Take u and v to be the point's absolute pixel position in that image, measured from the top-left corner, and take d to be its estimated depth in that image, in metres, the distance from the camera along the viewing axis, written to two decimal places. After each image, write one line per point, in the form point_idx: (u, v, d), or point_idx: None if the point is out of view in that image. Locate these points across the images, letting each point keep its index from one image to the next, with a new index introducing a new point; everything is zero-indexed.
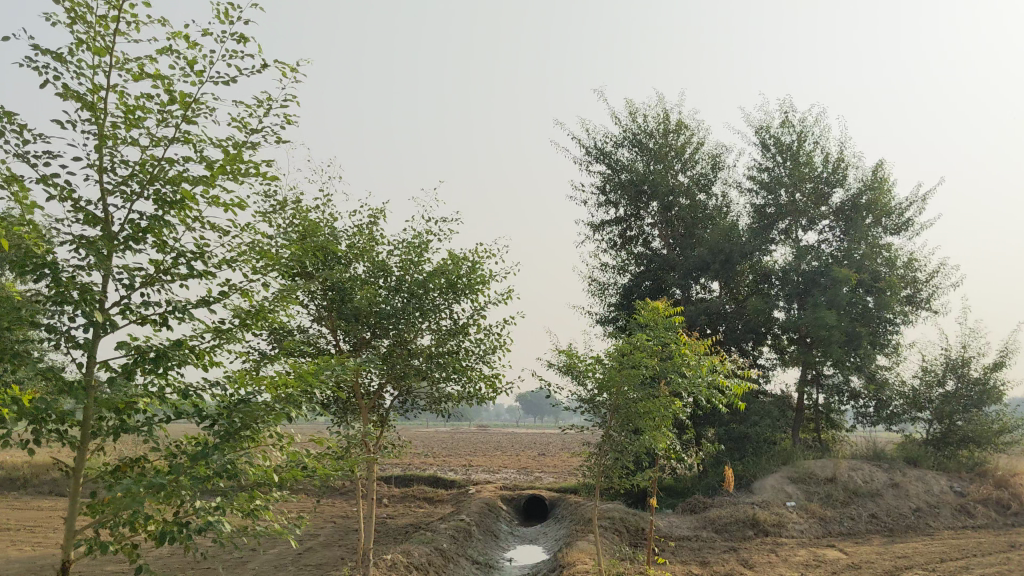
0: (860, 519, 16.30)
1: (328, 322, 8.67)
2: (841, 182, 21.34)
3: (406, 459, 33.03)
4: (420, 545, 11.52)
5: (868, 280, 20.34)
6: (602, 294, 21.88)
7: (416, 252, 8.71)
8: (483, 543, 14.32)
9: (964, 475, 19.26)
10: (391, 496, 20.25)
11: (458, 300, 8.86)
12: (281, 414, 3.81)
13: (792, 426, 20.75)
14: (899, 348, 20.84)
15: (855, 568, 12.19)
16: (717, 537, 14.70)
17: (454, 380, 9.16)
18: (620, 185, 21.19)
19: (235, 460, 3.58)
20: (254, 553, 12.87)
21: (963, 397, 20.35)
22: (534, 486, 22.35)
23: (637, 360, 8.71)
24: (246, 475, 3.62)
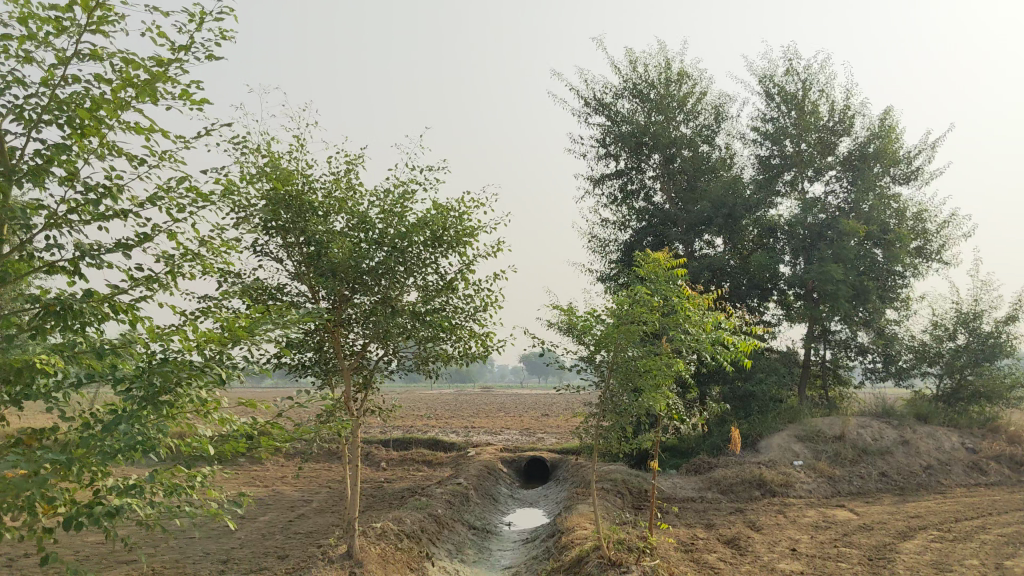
0: (869, 478, 15.86)
1: (306, 279, 8.13)
2: (848, 131, 20.66)
3: (407, 422, 32.64)
4: (412, 511, 11.06)
5: (876, 233, 19.74)
6: (603, 251, 21.30)
7: (398, 203, 8.16)
8: (481, 507, 13.88)
9: (975, 431, 18.79)
10: (389, 459, 19.81)
11: (445, 254, 8.32)
12: (206, 375, 3.35)
13: (798, 383, 20.28)
14: (908, 301, 20.29)
15: (867, 528, 11.74)
16: (723, 498, 14.25)
17: (443, 339, 8.63)
18: (620, 138, 20.53)
19: (151, 431, 3.11)
20: (243, 521, 12.43)
21: (974, 351, 19.83)
22: (536, 446, 21.93)
23: (637, 316, 8.16)
24: (164, 446, 3.16)
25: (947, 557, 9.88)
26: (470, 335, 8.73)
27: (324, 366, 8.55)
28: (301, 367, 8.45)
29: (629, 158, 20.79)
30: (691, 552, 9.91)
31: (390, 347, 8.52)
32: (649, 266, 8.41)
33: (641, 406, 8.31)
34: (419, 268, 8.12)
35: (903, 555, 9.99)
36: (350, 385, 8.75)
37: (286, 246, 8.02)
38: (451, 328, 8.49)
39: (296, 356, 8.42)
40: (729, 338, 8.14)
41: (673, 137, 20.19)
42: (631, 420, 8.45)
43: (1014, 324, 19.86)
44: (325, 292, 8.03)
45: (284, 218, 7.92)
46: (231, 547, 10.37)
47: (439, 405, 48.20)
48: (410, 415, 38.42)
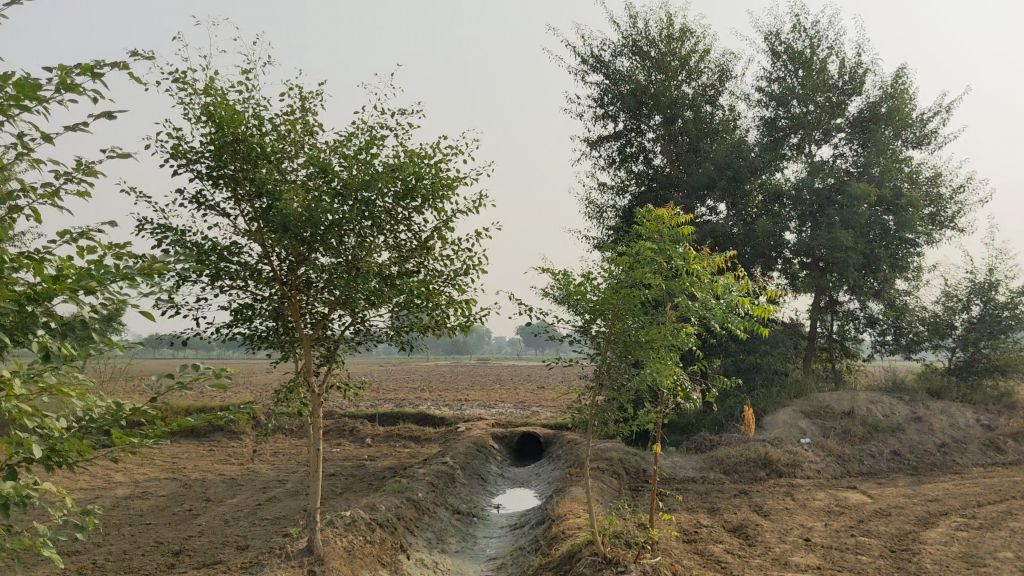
0: (881, 457, 14.94)
1: (258, 237, 7.17)
2: (858, 90, 19.54)
3: (399, 397, 31.64)
4: (388, 496, 10.12)
5: (889, 198, 18.70)
6: (601, 217, 20.31)
7: (365, 148, 7.15)
8: (468, 488, 12.97)
9: (990, 407, 17.86)
10: (374, 436, 18.89)
11: (419, 209, 7.31)
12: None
13: (804, 356, 19.35)
14: (920, 271, 19.29)
15: (884, 514, 10.80)
16: (726, 478, 13.34)
17: (417, 308, 7.64)
18: (620, 98, 19.44)
19: None
20: (208, 506, 11.51)
21: (989, 323, 18.86)
22: (530, 421, 21.05)
23: (636, 278, 7.19)
24: None
25: (976, 549, 8.94)
26: (451, 304, 7.69)
27: (281, 335, 7.64)
28: (258, 338, 7.54)
29: (629, 119, 19.72)
30: (694, 543, 8.97)
31: (357, 314, 7.54)
32: (652, 222, 7.39)
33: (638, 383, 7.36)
34: (391, 224, 7.14)
35: (928, 546, 9.03)
36: (312, 357, 7.81)
37: (235, 199, 7.09)
38: (430, 295, 7.49)
39: (253, 325, 7.51)
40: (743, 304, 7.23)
41: (674, 97, 19.17)
42: (629, 401, 7.50)
43: None
44: (280, 251, 7.09)
45: (232, 168, 6.97)
46: (188, 536, 9.44)
47: (433, 377, 47.40)
48: (403, 387, 37.60)
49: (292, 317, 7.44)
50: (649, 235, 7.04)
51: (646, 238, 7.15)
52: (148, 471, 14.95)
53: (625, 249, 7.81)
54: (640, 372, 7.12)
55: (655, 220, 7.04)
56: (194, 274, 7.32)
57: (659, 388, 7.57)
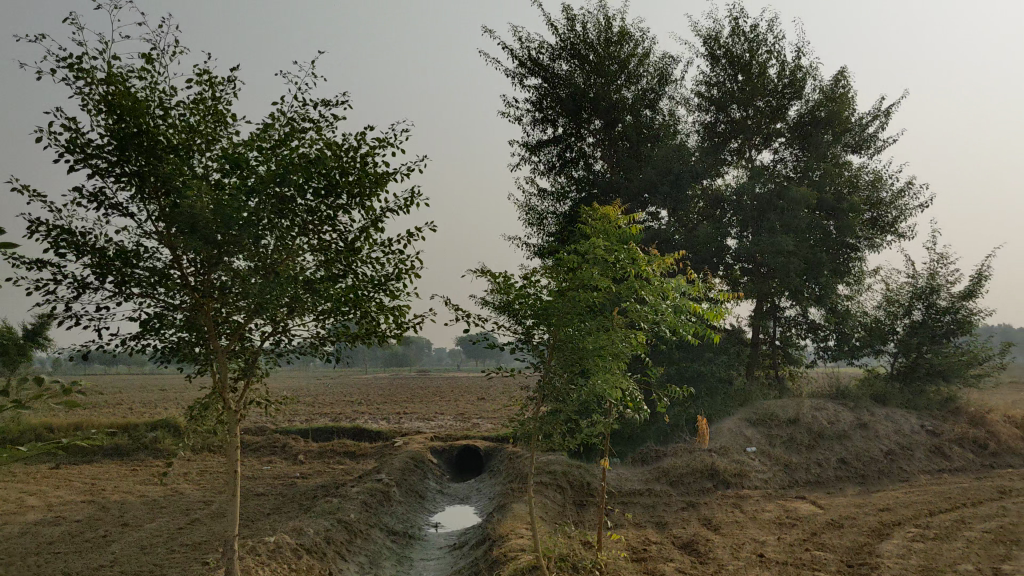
0: (828, 465, 14.66)
1: (166, 239, 6.51)
2: (799, 94, 19.31)
3: (335, 412, 30.75)
4: (318, 519, 9.46)
5: (830, 203, 18.52)
6: (541, 224, 19.82)
7: (285, 140, 6.54)
8: (404, 506, 12.32)
9: (935, 413, 17.75)
10: (307, 452, 18.14)
11: (344, 207, 6.72)
12: None
13: (747, 363, 19.09)
14: (862, 276, 19.13)
15: (837, 525, 10.44)
16: (673, 490, 12.89)
17: (345, 315, 7.04)
18: (558, 101, 18.97)
19: None
20: (124, 532, 10.72)
21: (931, 328, 18.76)
22: (470, 433, 20.47)
23: (582, 280, 6.69)
24: None
25: (935, 561, 8.62)
26: (381, 311, 7.09)
27: (194, 347, 7.00)
28: (169, 349, 6.90)
29: (568, 123, 19.26)
30: (644, 562, 8.48)
31: (278, 322, 6.92)
32: (598, 221, 6.89)
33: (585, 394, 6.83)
34: (315, 224, 6.53)
35: (886, 559, 8.67)
36: (228, 371, 7.15)
37: (141, 195, 6.43)
38: (359, 301, 6.88)
39: (163, 335, 6.87)
40: (696, 309, 6.77)
41: (615, 101, 18.66)
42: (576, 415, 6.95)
43: (973, 299, 18.77)
44: (190, 254, 6.45)
45: (136, 163, 6.32)
46: (97, 566, 8.70)
47: (370, 390, 46.51)
48: (341, 401, 36.73)
49: (204, 328, 6.80)
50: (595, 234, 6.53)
51: (593, 238, 6.64)
52: (63, 494, 14.04)
53: (568, 250, 7.29)
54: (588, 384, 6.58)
55: (602, 217, 6.52)
56: (97, 281, 6.65)
57: (607, 398, 7.05)
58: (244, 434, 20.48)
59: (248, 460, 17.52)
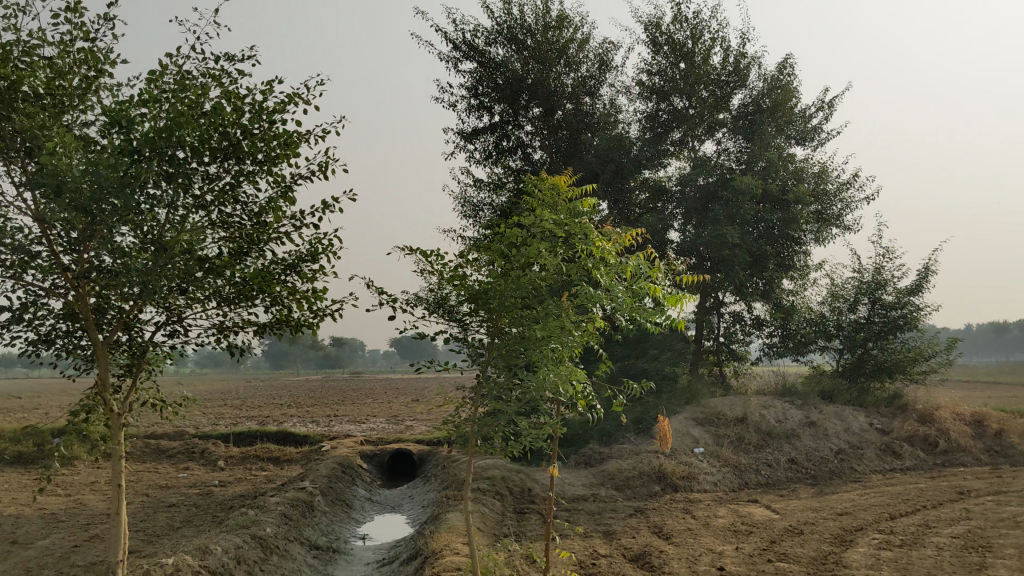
0: (778, 466, 13.99)
1: (35, 212, 5.44)
2: (743, 81, 18.72)
3: (263, 415, 29.49)
4: (229, 534, 8.43)
5: (776, 194, 17.89)
6: (476, 216, 18.91)
7: (178, 93, 5.53)
8: (328, 517, 11.30)
9: (882, 411, 17.30)
10: (228, 458, 16.98)
11: (249, 172, 5.72)
12: None
13: (691, 361, 18.41)
14: (807, 270, 18.61)
15: (796, 532, 9.73)
16: (619, 495, 12.07)
17: (252, 301, 6.03)
18: (495, 87, 18.07)
19: None
20: (9, 552, 9.53)
21: (878, 325, 18.22)
22: (403, 436, 19.48)
23: (529, 258, 5.81)
24: None
25: (909, 572, 7.92)
26: (295, 297, 6.11)
27: (73, 339, 5.93)
28: (42, 342, 5.82)
29: (505, 109, 18.37)
30: None
31: (171, 311, 5.91)
32: (544, 191, 6.02)
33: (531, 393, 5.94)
34: (217, 192, 5.54)
35: (856, 571, 7.95)
36: (115, 368, 6.09)
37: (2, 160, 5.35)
38: (270, 285, 5.90)
39: (34, 326, 5.80)
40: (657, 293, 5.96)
41: (554, 88, 17.81)
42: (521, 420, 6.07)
43: (919, 294, 18.34)
44: (61, 229, 5.39)
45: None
46: None
47: (301, 391, 45.19)
48: (268, 404, 35.33)
49: (82, 320, 5.74)
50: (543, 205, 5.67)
51: (541, 211, 5.78)
52: None
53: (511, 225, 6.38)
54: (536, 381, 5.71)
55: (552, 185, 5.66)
56: None
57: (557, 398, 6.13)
58: (159, 438, 19.19)
59: (163, 466, 16.28)
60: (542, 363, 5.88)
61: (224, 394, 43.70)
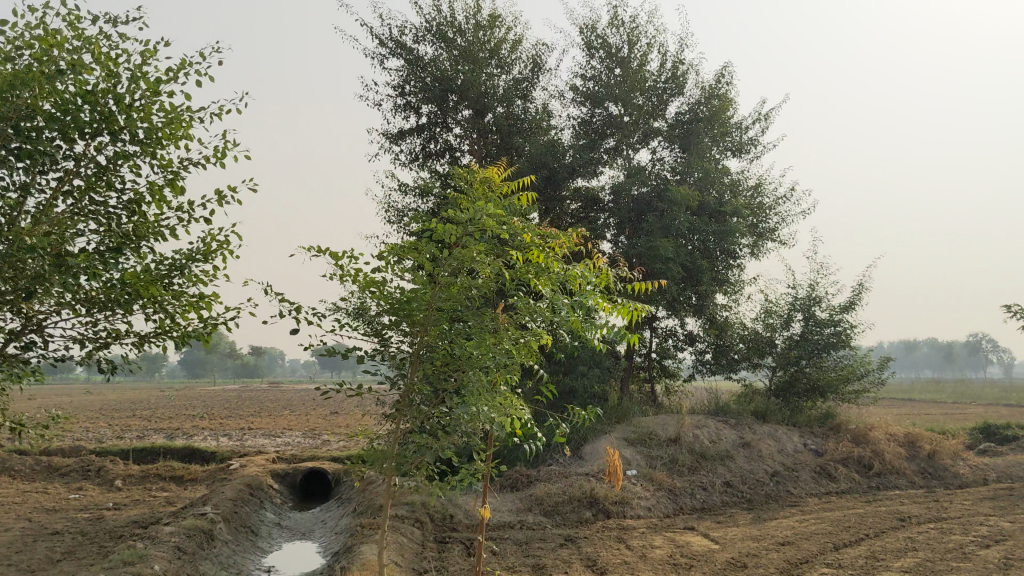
0: (712, 489, 13.37)
1: None
2: (679, 90, 18.20)
3: (171, 427, 27.94)
4: (108, 574, 7.37)
5: (712, 206, 17.38)
6: (401, 221, 17.99)
7: (45, 59, 4.56)
8: (230, 547, 10.26)
9: (816, 431, 16.86)
10: (126, 477, 15.72)
11: (130, 160, 4.80)
12: None
13: (622, 378, 17.73)
14: (740, 285, 18.12)
15: (739, 567, 9.06)
16: (548, 521, 11.28)
17: (131, 309, 5.15)
18: (422, 87, 17.23)
19: None
20: None
21: (812, 342, 17.79)
22: (317, 453, 18.39)
23: (462, 263, 5.02)
24: None
25: None
26: (182, 304, 5.23)
27: None
28: None
29: (433, 111, 17.55)
30: None
31: (29, 317, 4.95)
32: (478, 186, 5.31)
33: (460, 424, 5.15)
34: (88, 175, 4.62)
35: None
36: None
37: None
38: (153, 290, 5.02)
39: None
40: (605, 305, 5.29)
41: (485, 90, 17.05)
42: (449, 454, 5.28)
43: (853, 311, 18.01)
44: None
45: None
46: None
47: (215, 403, 43.52)
48: (178, 416, 33.76)
49: None
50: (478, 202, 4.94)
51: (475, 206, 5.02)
52: None
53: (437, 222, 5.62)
54: (466, 410, 4.94)
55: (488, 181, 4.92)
56: None
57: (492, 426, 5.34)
58: (52, 454, 17.76)
59: (53, 485, 14.96)
60: (474, 390, 5.11)
61: (133, 405, 41.75)
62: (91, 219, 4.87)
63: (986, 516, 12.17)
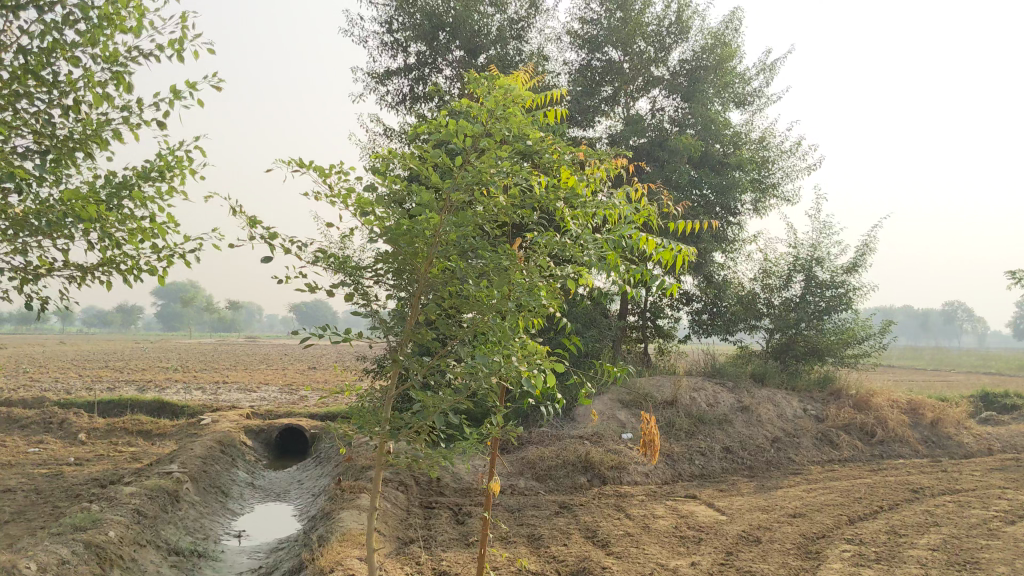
0: (712, 455, 12.65)
1: None
2: (682, 37, 17.27)
3: (142, 379, 27.03)
4: (55, 542, 6.55)
5: (714, 157, 16.57)
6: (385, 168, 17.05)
7: None
8: (197, 509, 9.46)
9: (815, 397, 16.18)
10: (90, 431, 14.84)
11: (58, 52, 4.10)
12: None
13: (614, 338, 16.95)
14: (740, 243, 17.32)
15: (752, 541, 8.34)
16: (541, 487, 10.53)
17: (73, 230, 4.49)
18: (411, 24, 16.25)
19: None
20: None
21: (813, 303, 17.06)
22: (293, 410, 17.54)
23: (482, 179, 3.97)
24: None
25: None
26: (129, 230, 4.54)
27: None
28: None
29: (423, 51, 16.60)
30: None
31: None
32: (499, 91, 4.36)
33: (475, 383, 4.18)
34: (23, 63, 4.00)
35: None
36: None
37: None
38: (100, 210, 4.36)
39: None
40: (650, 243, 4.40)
41: (477, 28, 16.08)
42: (460, 418, 4.24)
43: (856, 272, 17.29)
44: None
45: None
46: None
47: (189, 356, 42.57)
48: (151, 368, 32.84)
49: None
50: (510, 102, 3.93)
51: (505, 104, 3.98)
52: None
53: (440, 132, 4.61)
54: (486, 362, 3.96)
55: (515, 76, 3.99)
56: None
57: (509, 385, 4.39)
58: (11, 405, 16.83)
59: (11, 438, 14.07)
60: (493, 338, 4.17)
61: (104, 357, 40.67)
62: (24, 124, 4.23)
63: (1002, 489, 11.50)
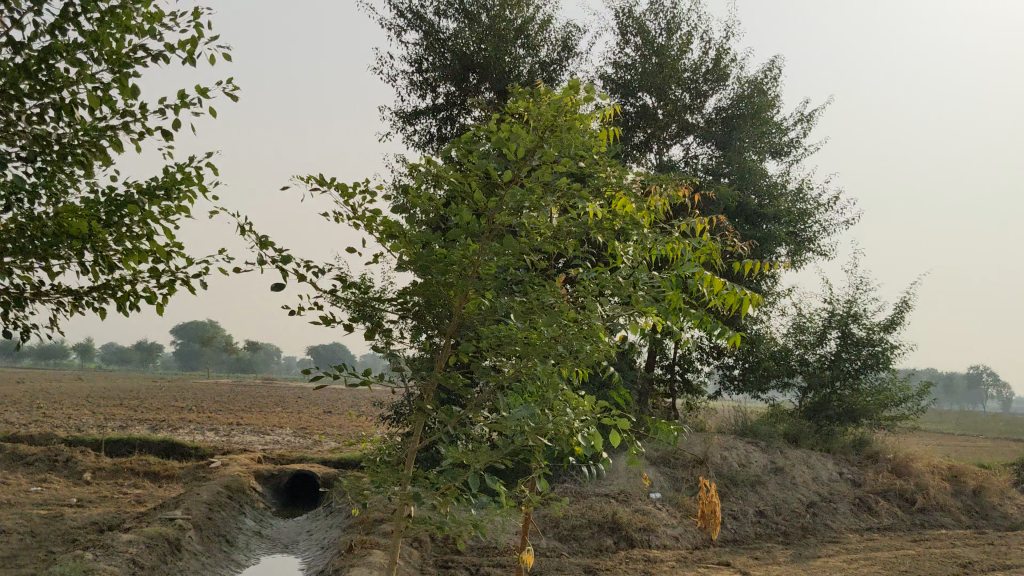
0: (745, 519, 11.98)
1: None
2: (718, 83, 16.87)
3: (153, 418, 26.50)
4: None
5: (750, 207, 16.06)
6: None
7: None
8: (200, 560, 8.90)
9: (851, 460, 15.48)
10: (95, 471, 14.32)
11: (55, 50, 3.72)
12: None
13: (641, 392, 16.33)
14: (773, 296, 16.75)
15: None
16: (565, 548, 9.91)
17: (66, 250, 4.06)
18: (441, 63, 15.92)
19: None
20: None
21: (849, 361, 16.41)
22: (306, 455, 16.95)
23: (529, 201, 3.49)
24: None
25: None
26: (127, 251, 4.10)
27: None
28: None
29: (452, 91, 16.25)
30: None
31: None
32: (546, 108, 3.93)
33: (515, 437, 3.66)
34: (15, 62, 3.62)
35: None
36: None
37: None
38: (95, 228, 3.93)
39: None
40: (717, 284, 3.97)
41: (510, 70, 15.72)
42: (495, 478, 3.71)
43: (894, 331, 16.64)
44: None
45: None
46: None
47: (205, 396, 41.99)
48: (165, 407, 32.33)
49: None
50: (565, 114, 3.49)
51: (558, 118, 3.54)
52: None
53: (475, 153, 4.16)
54: (531, 414, 3.44)
55: (574, 87, 3.59)
56: None
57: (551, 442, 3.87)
58: (18, 441, 16.34)
59: (14, 476, 13.57)
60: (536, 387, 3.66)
61: (118, 394, 40.19)
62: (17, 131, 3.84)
63: None
